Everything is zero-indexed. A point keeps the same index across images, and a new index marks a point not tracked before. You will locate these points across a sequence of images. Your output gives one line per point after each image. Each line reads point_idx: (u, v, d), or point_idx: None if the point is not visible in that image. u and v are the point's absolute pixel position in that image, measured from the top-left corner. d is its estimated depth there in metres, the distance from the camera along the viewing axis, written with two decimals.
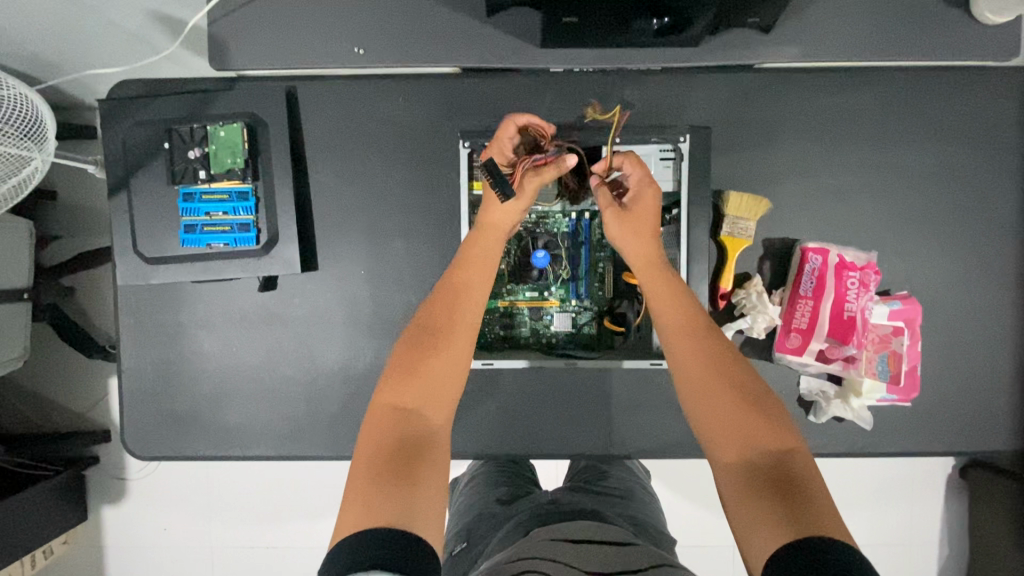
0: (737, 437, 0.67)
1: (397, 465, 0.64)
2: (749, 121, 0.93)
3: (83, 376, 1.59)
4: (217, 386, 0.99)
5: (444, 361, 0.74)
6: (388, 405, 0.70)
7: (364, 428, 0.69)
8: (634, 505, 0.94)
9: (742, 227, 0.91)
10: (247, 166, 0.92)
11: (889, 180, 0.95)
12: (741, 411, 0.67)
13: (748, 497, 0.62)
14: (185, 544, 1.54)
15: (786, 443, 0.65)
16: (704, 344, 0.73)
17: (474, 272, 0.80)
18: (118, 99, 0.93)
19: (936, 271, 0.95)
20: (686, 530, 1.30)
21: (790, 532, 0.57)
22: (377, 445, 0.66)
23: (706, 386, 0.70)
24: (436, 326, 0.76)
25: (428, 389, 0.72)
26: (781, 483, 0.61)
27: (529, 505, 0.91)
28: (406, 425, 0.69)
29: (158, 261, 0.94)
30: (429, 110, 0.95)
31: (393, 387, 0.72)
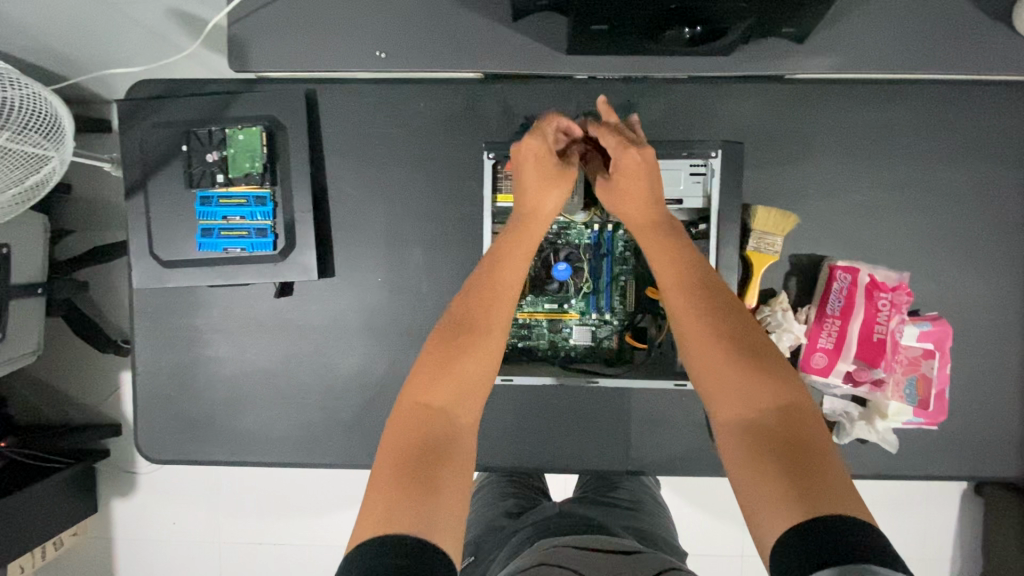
0: (742, 404, 0.65)
1: (418, 463, 0.62)
2: (778, 135, 0.91)
3: (96, 370, 1.59)
4: (231, 390, 0.98)
5: (477, 361, 0.72)
6: (415, 401, 0.68)
7: (388, 426, 0.67)
8: (644, 519, 0.92)
9: (769, 242, 0.89)
10: (266, 171, 0.91)
11: (922, 197, 0.92)
12: (747, 376, 0.65)
13: (753, 464, 0.60)
14: (193, 540, 1.55)
15: (788, 402, 0.63)
16: (706, 309, 0.70)
17: (509, 270, 0.78)
18: (137, 100, 0.92)
19: (969, 291, 0.92)
20: (696, 544, 1.29)
21: (798, 501, 0.55)
22: (402, 441, 0.65)
23: (707, 346, 0.68)
24: (466, 323, 0.74)
25: (456, 386, 0.69)
26: (789, 451, 0.59)
27: (537, 516, 0.90)
28: (430, 420, 0.67)
29: (174, 264, 0.93)
30: (450, 116, 0.94)
31: (422, 381, 0.69)
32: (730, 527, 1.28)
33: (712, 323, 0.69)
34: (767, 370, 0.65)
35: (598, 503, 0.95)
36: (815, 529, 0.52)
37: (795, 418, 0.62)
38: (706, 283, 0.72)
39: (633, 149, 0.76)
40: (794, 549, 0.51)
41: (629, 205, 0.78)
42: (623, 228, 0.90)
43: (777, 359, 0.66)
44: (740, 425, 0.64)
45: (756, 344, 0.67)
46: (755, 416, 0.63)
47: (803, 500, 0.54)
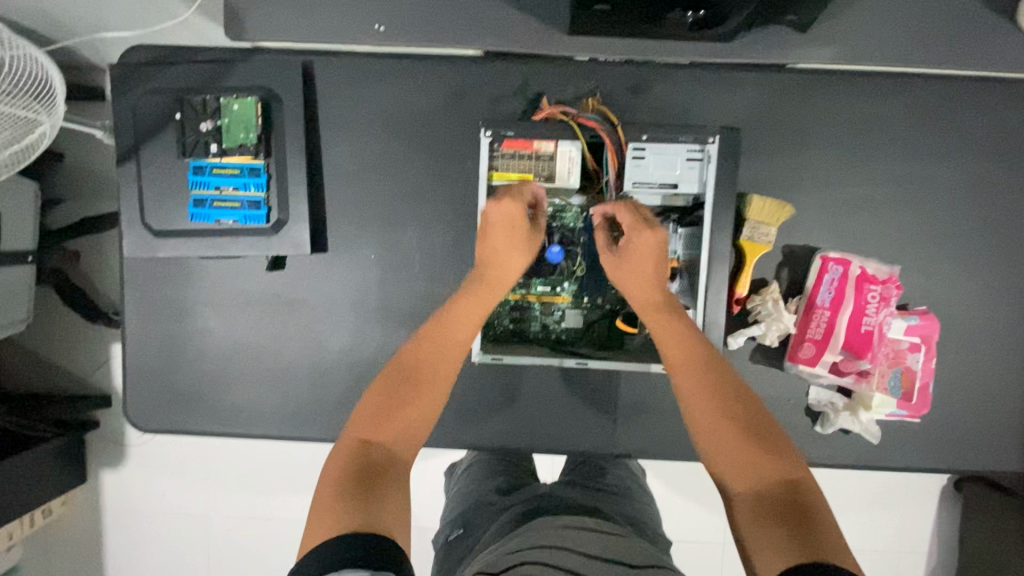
0: (752, 475, 0.69)
1: (360, 480, 0.66)
2: (775, 125, 0.91)
3: (85, 342, 1.58)
4: (221, 363, 0.98)
5: (418, 411, 0.76)
6: (358, 437, 0.72)
7: (331, 455, 0.71)
8: (630, 499, 0.96)
9: (763, 232, 0.90)
10: (261, 143, 0.90)
11: (917, 192, 0.92)
12: (752, 449, 0.70)
13: (760, 526, 0.63)
14: (181, 513, 1.56)
15: (789, 472, 0.68)
16: (712, 386, 0.74)
17: (461, 325, 0.81)
18: (130, 66, 0.91)
19: (958, 287, 0.93)
20: (679, 530, 1.31)
21: (799, 552, 0.59)
22: (346, 464, 0.68)
23: (715, 419, 0.72)
24: (416, 369, 0.78)
25: (398, 430, 0.75)
26: (792, 514, 0.63)
27: (525, 493, 0.92)
28: (371, 452, 0.71)
29: (165, 234, 0.92)
30: (448, 94, 0.93)
31: (362, 422, 0.74)
32: (713, 513, 1.30)
33: (720, 398, 0.74)
34: (773, 445, 0.70)
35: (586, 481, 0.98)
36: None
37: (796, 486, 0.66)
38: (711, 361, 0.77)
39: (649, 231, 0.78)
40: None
41: (631, 279, 0.79)
42: None
43: (779, 436, 0.71)
44: (751, 493, 0.67)
45: (760, 422, 0.72)
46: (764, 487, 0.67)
47: (803, 551, 0.59)
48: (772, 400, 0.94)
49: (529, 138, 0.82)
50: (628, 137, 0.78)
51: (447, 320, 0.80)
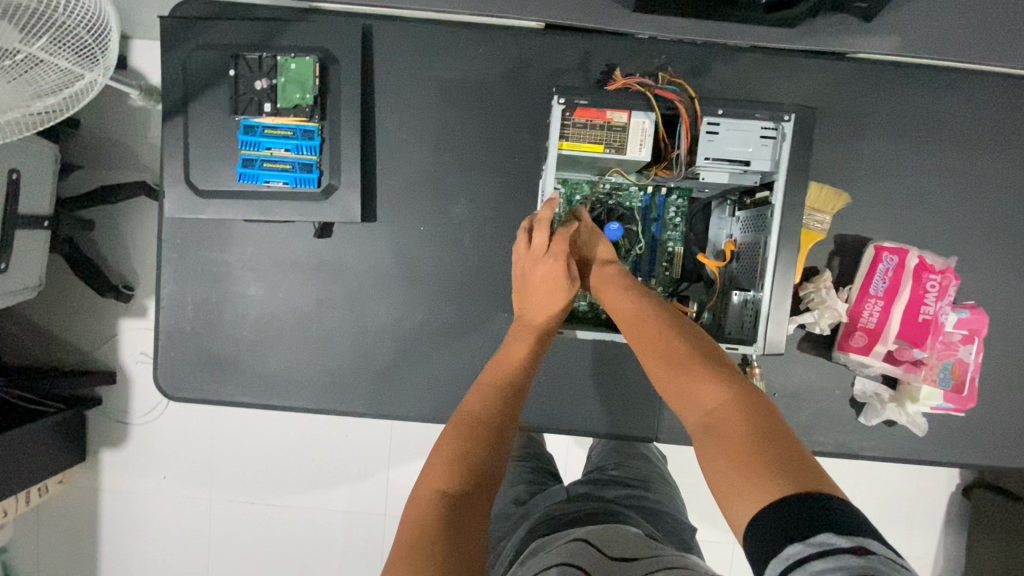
0: (705, 411, 0.58)
1: (440, 532, 0.56)
2: (833, 114, 0.92)
3: (95, 314, 1.53)
4: (259, 331, 0.95)
5: (485, 445, 0.68)
6: (436, 490, 0.61)
7: (404, 516, 0.60)
8: (654, 499, 0.87)
9: (818, 219, 0.90)
10: (316, 104, 0.88)
11: (969, 188, 0.93)
12: (701, 384, 0.60)
13: (722, 470, 0.53)
14: (187, 494, 1.51)
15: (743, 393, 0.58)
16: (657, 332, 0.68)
17: (516, 349, 0.80)
18: (183, 19, 0.88)
19: (1005, 284, 0.94)
20: (710, 532, 1.29)
21: (770, 486, 0.48)
22: (423, 516, 0.58)
23: (664, 358, 0.65)
24: (474, 417, 0.71)
25: (473, 474, 0.64)
26: (752, 445, 0.52)
27: (544, 508, 0.84)
28: (451, 505, 0.60)
29: (210, 194, 0.90)
30: (507, 67, 0.91)
31: (434, 472, 0.64)
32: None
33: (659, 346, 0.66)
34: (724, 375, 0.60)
35: (605, 483, 0.89)
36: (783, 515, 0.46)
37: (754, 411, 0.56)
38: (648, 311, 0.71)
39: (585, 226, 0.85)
40: (769, 536, 0.45)
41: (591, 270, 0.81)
42: (676, 193, 0.89)
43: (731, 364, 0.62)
44: (702, 429, 0.58)
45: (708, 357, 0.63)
46: (720, 424, 0.56)
47: (774, 484, 0.48)
48: (817, 388, 0.94)
49: (605, 106, 0.76)
50: (704, 110, 0.76)
51: (514, 377, 0.77)
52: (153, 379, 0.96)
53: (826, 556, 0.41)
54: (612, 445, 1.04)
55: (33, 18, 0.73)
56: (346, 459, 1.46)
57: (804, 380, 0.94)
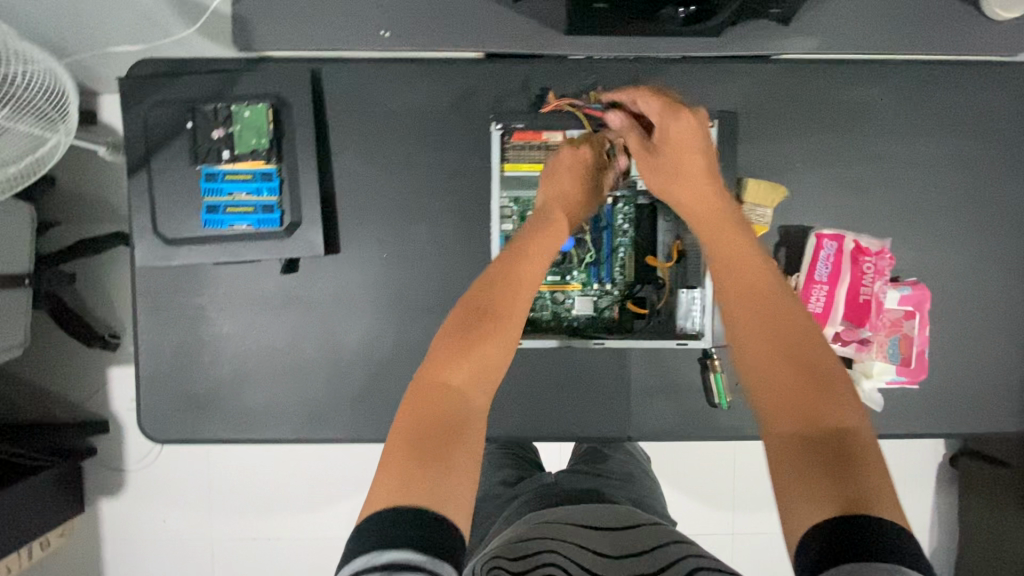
0: (797, 409, 0.58)
1: (439, 442, 0.61)
2: (767, 112, 0.96)
3: (82, 365, 1.55)
4: (237, 368, 0.98)
5: (498, 346, 0.69)
6: (431, 380, 0.66)
7: (407, 399, 0.66)
8: (636, 488, 0.93)
9: (759, 214, 0.94)
10: (272, 148, 0.92)
11: (900, 170, 0.98)
12: (800, 386, 0.59)
13: (795, 472, 0.55)
14: (187, 535, 1.52)
15: (844, 413, 0.57)
16: (762, 310, 0.65)
17: (535, 261, 0.77)
18: (141, 78, 0.93)
19: (943, 258, 0.98)
20: (687, 518, 1.36)
21: (839, 504, 0.51)
22: (421, 416, 0.63)
23: (761, 335, 0.63)
24: (481, 310, 0.71)
25: (472, 370, 0.67)
26: (839, 459, 0.54)
27: (530, 491, 0.91)
28: (447, 402, 0.64)
29: (178, 242, 0.93)
30: (452, 95, 0.96)
31: (438, 363, 0.67)
32: (718, 497, 1.35)
33: (771, 334, 0.63)
34: (829, 369, 0.60)
35: (589, 474, 0.95)
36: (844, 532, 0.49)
37: (846, 431, 0.56)
38: (772, 293, 0.67)
39: (668, 115, 0.84)
40: (825, 552, 0.49)
41: (675, 182, 0.82)
42: (622, 202, 0.94)
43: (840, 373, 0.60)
44: (789, 415, 0.58)
45: (818, 349, 0.62)
46: (804, 415, 0.57)
47: (841, 500, 0.51)
48: None
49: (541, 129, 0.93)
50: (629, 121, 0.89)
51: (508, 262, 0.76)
52: (137, 424, 0.99)
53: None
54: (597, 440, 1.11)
55: (11, 91, 0.77)
56: (339, 486, 1.48)
57: None
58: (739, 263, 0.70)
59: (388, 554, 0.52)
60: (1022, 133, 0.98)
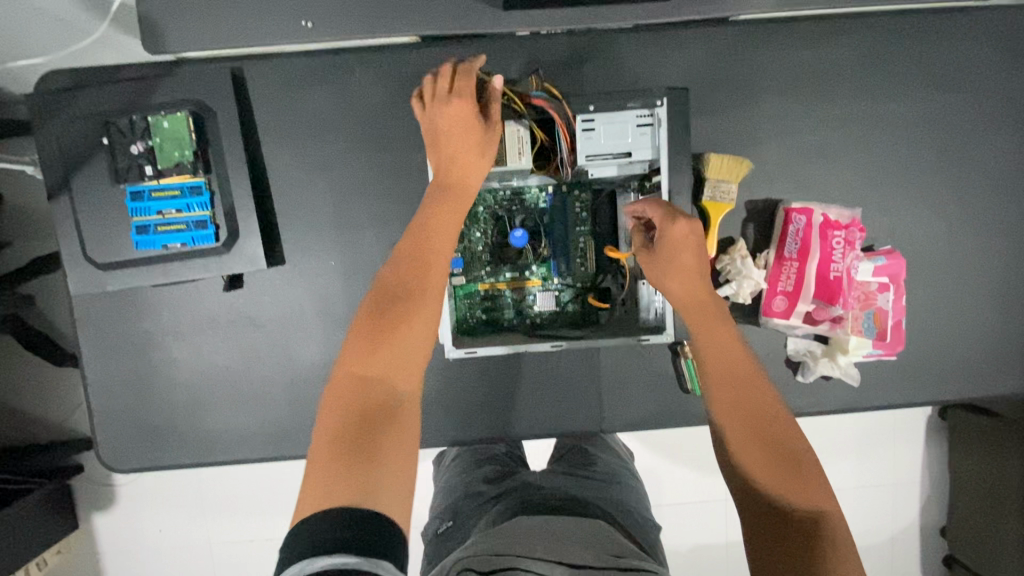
0: (777, 492, 0.65)
1: (359, 433, 0.57)
2: (727, 80, 0.89)
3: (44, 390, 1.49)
4: (192, 392, 0.94)
5: (417, 330, 0.66)
6: (351, 370, 0.62)
7: (325, 396, 0.62)
8: (619, 494, 0.90)
9: (724, 190, 0.88)
10: (199, 159, 0.85)
11: (871, 133, 0.92)
12: (778, 473, 0.66)
13: (779, 559, 0.61)
14: (176, 550, 1.49)
15: (818, 503, 0.64)
16: (743, 396, 0.71)
17: (444, 237, 0.73)
18: (50, 94, 0.86)
19: (920, 222, 0.93)
20: (666, 496, 1.36)
21: None
22: (343, 409, 0.59)
23: (745, 426, 0.69)
24: (405, 289, 0.68)
25: (391, 363, 0.63)
26: (816, 548, 0.60)
27: (515, 492, 0.87)
28: (371, 386, 0.61)
29: (110, 267, 0.88)
30: (387, 86, 0.89)
31: (359, 350, 0.63)
32: (696, 475, 1.35)
33: (756, 422, 0.69)
34: (800, 450, 0.67)
35: (572, 479, 0.92)
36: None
37: (822, 519, 0.63)
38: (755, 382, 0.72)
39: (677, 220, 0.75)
40: None
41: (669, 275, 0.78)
42: (577, 188, 0.88)
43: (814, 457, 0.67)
44: (768, 505, 0.65)
45: (798, 437, 0.68)
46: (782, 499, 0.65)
47: None
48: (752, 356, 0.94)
49: None
50: (575, 109, 0.76)
51: (428, 243, 0.71)
52: (96, 456, 0.96)
53: None
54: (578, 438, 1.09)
55: None
56: None
57: None
58: (722, 344, 0.75)
59: (330, 559, 0.47)
60: (997, 83, 0.91)
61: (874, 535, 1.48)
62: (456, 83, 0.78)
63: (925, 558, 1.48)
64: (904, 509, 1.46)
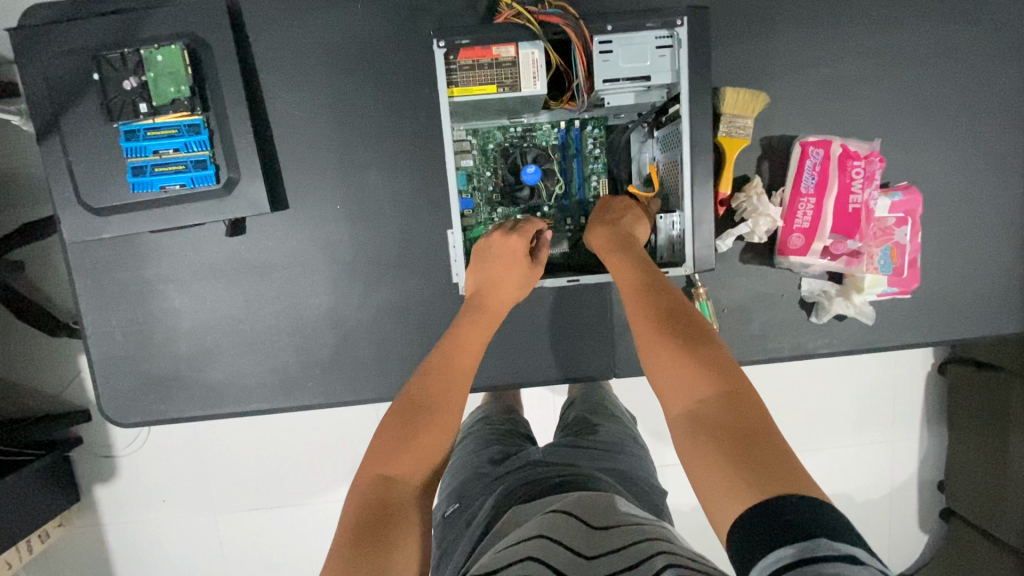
0: (697, 396, 0.60)
1: (378, 529, 0.58)
2: (743, 11, 0.86)
3: (36, 359, 1.43)
4: (196, 343, 0.92)
5: (438, 438, 0.68)
6: (374, 473, 0.64)
7: (348, 498, 0.63)
8: (626, 464, 0.81)
9: (739, 125, 0.85)
10: (195, 96, 0.81)
11: (889, 66, 0.90)
12: (695, 374, 0.61)
13: (703, 461, 0.55)
14: (180, 520, 1.47)
15: (729, 389, 0.59)
16: (664, 321, 0.67)
17: (469, 352, 0.76)
18: (35, 27, 0.81)
19: (934, 159, 0.92)
20: (671, 456, 1.34)
21: (748, 489, 0.51)
22: (359, 509, 0.60)
23: (663, 358, 0.64)
24: (427, 399, 0.70)
25: (416, 461, 0.65)
26: (732, 434, 0.56)
27: (516, 472, 0.77)
28: (386, 493, 0.62)
29: (106, 212, 0.84)
30: (390, 19, 0.85)
31: (379, 455, 0.65)
32: None
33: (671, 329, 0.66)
34: (715, 350, 0.63)
35: (574, 451, 0.82)
36: (769, 514, 0.48)
37: (733, 405, 0.58)
38: (658, 289, 0.70)
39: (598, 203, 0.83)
40: (758, 531, 0.47)
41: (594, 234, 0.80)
42: (591, 124, 0.86)
43: (723, 355, 0.63)
44: (687, 416, 0.60)
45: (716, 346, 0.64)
46: (690, 397, 0.60)
47: (745, 483, 0.51)
48: (766, 296, 0.93)
49: (490, 44, 0.75)
50: (593, 29, 0.74)
51: (452, 349, 0.76)
52: (99, 411, 0.93)
53: (815, 559, 0.43)
54: (586, 408, 1.00)
55: None
56: (323, 456, 1.44)
57: (752, 291, 0.93)
58: (625, 262, 0.74)
59: None
60: (1015, 14, 0.89)
61: (877, 489, 1.48)
62: (529, 219, 0.83)
63: (925, 509, 1.50)
64: (907, 462, 1.48)
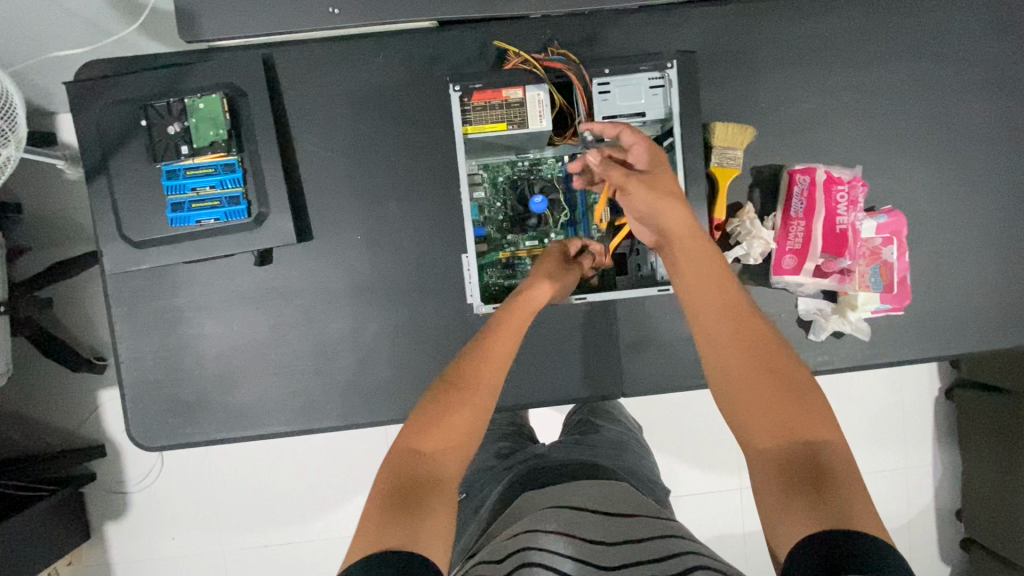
0: (779, 431, 0.66)
1: (406, 505, 0.61)
2: (729, 55, 0.95)
3: (57, 393, 1.47)
4: (223, 367, 0.97)
5: (467, 417, 0.70)
6: (408, 446, 0.68)
7: (381, 466, 0.67)
8: (630, 458, 0.87)
9: (731, 156, 0.92)
10: (231, 138, 0.90)
11: (867, 102, 0.97)
12: (781, 410, 0.67)
13: (775, 489, 0.62)
14: (192, 554, 1.46)
15: (818, 435, 0.65)
16: (749, 351, 0.72)
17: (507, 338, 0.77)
18: (90, 81, 0.91)
19: (915, 185, 0.99)
20: (683, 483, 1.36)
21: (818, 520, 0.57)
22: (391, 480, 0.64)
23: (746, 387, 0.70)
24: (463, 377, 0.73)
25: (449, 437, 0.68)
26: (809, 471, 0.62)
27: (524, 463, 0.84)
28: (418, 465, 0.66)
29: (146, 244, 0.91)
30: (409, 69, 0.94)
31: (414, 429, 0.69)
32: (713, 461, 1.36)
33: (758, 369, 0.70)
34: (797, 388, 0.68)
35: (582, 444, 0.88)
36: (833, 542, 0.53)
37: (821, 449, 0.64)
38: (746, 327, 0.73)
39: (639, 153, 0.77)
40: (811, 553, 0.53)
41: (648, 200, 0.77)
42: None
43: (815, 397, 0.68)
44: (770, 447, 0.66)
45: (801, 383, 0.69)
46: (775, 431, 0.67)
47: (820, 515, 0.57)
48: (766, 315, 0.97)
49: (500, 87, 0.83)
50: (591, 72, 0.84)
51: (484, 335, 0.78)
52: (128, 435, 0.97)
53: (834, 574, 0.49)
54: (593, 410, 1.06)
55: None
56: (337, 489, 1.45)
57: None
58: (721, 286, 0.76)
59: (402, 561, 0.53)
60: (982, 53, 0.97)
61: (895, 515, 1.47)
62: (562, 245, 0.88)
63: (944, 536, 1.48)
64: (922, 486, 1.47)
